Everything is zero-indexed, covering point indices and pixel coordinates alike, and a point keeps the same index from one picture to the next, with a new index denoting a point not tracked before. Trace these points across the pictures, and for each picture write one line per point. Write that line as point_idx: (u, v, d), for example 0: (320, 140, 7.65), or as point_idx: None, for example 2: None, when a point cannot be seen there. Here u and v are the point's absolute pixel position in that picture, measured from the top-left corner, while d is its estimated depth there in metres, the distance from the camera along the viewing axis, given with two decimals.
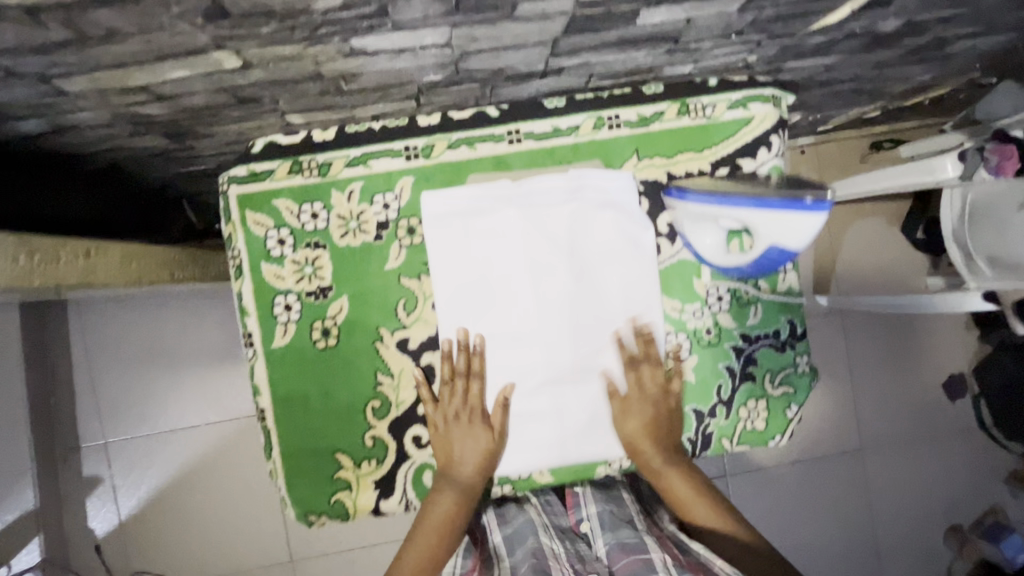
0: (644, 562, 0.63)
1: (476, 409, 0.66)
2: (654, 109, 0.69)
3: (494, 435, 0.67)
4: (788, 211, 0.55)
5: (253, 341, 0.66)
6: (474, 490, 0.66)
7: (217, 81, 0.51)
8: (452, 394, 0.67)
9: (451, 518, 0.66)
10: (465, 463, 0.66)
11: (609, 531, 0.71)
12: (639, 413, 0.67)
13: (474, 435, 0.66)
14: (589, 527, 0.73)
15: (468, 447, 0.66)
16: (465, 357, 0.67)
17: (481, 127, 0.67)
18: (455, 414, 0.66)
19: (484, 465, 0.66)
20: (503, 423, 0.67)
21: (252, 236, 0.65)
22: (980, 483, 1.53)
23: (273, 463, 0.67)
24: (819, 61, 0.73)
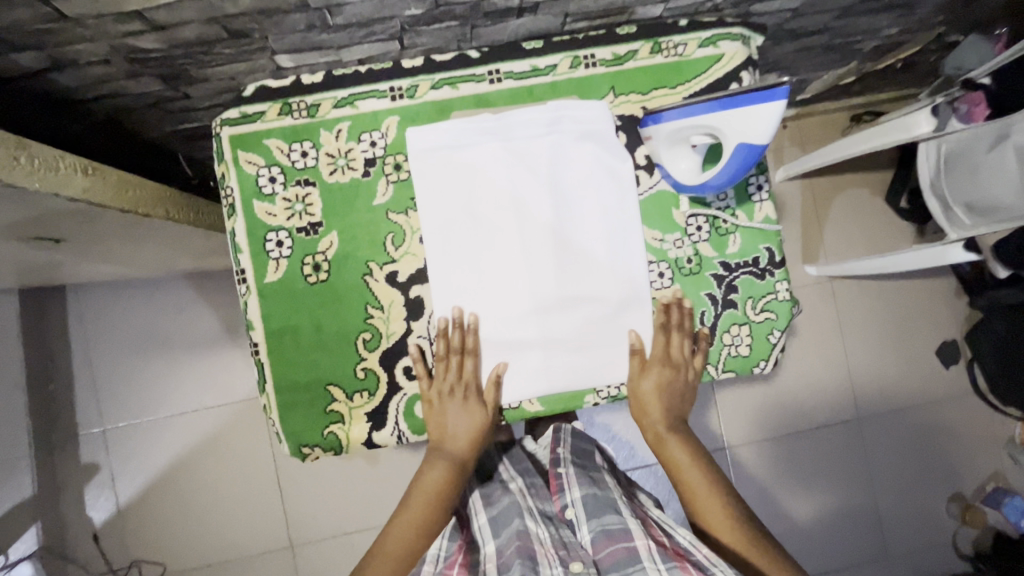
0: (628, 551, 0.62)
1: (471, 385, 0.69)
2: (628, 49, 0.72)
3: (487, 410, 0.69)
4: (746, 104, 0.57)
5: (246, 277, 0.68)
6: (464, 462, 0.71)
7: (208, 8, 0.54)
8: (447, 370, 0.68)
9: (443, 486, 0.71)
10: (457, 437, 0.69)
11: (594, 517, 0.69)
12: (654, 375, 0.70)
13: (467, 411, 0.68)
14: (574, 513, 0.71)
15: (461, 422, 0.69)
16: (460, 335, 0.68)
17: (463, 68, 0.70)
18: (449, 389, 0.68)
19: (474, 438, 0.70)
20: (496, 400, 0.69)
21: (244, 175, 0.68)
22: (980, 449, 1.54)
23: (266, 398, 0.69)
24: (783, 5, 0.77)
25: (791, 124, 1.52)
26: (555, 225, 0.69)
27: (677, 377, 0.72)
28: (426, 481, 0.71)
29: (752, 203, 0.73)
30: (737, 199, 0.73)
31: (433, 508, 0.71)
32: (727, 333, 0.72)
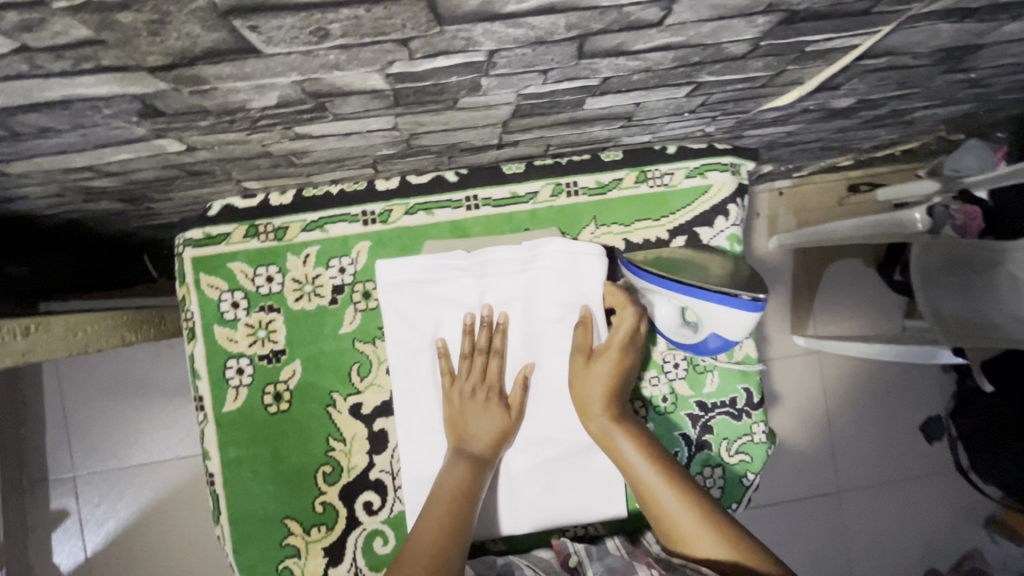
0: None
1: (494, 387, 0.65)
2: (612, 177, 0.70)
3: (510, 415, 0.65)
4: (741, 313, 0.59)
5: (205, 404, 0.66)
6: (485, 465, 0.63)
7: (164, 160, 0.51)
8: (470, 370, 0.66)
9: (464, 484, 0.61)
10: (478, 439, 0.64)
11: (598, 560, 0.62)
12: (603, 364, 0.64)
13: (490, 413, 0.65)
14: (578, 562, 0.63)
15: (482, 424, 0.64)
16: (487, 334, 0.66)
17: (439, 194, 0.68)
18: (470, 390, 0.65)
19: (497, 441, 0.64)
20: (520, 404, 0.66)
21: (206, 300, 0.65)
22: (957, 526, 1.53)
23: (221, 528, 0.67)
24: (777, 130, 0.74)
25: (788, 191, 1.50)
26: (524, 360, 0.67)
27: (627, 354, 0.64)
28: (442, 486, 0.60)
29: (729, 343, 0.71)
30: None
31: (457, 510, 0.58)
32: (700, 475, 0.70)
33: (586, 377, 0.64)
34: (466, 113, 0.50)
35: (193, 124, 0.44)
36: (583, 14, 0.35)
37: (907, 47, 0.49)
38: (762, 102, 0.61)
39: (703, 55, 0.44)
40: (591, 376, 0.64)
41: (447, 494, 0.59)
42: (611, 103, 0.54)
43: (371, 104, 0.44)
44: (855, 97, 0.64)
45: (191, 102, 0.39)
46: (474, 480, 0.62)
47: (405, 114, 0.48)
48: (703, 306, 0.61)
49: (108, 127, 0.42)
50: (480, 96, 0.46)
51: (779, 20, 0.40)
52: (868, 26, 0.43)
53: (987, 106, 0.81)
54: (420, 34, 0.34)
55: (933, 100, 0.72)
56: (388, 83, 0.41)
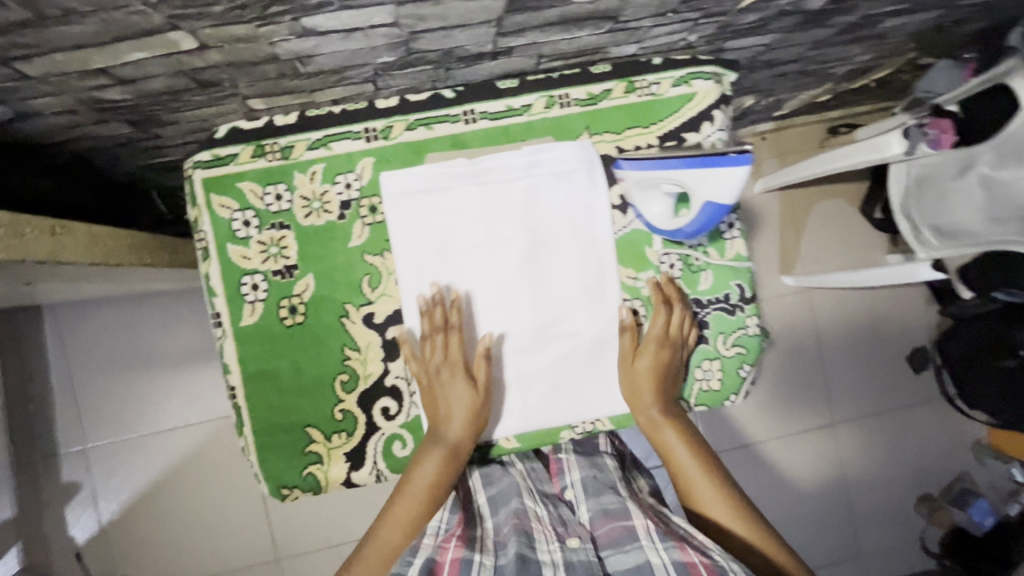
0: (626, 529, 0.63)
1: (458, 365, 0.68)
2: (602, 88, 0.73)
3: (478, 389, 0.68)
4: (727, 175, 0.62)
5: (222, 320, 0.68)
6: (458, 452, 0.67)
7: (176, 64, 0.54)
8: (435, 349, 0.68)
9: (438, 476, 0.66)
10: (451, 420, 0.67)
11: (593, 496, 0.70)
12: (650, 355, 0.70)
13: (459, 390, 0.67)
14: (573, 494, 0.72)
15: (455, 404, 0.67)
16: (443, 311, 0.68)
17: (437, 109, 0.70)
18: (441, 369, 0.68)
19: (470, 422, 0.67)
20: (486, 377, 0.68)
21: (218, 219, 0.68)
22: (947, 451, 1.59)
23: (245, 439, 0.69)
24: (757, 41, 0.78)
25: (770, 136, 1.54)
26: (531, 261, 0.71)
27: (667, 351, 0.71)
28: (420, 476, 0.66)
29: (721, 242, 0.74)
30: (709, 236, 0.74)
31: (430, 501, 0.66)
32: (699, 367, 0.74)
33: (628, 369, 0.71)
34: (463, 4, 0.53)
35: (207, 10, 0.46)
36: None
37: None
38: (739, 0, 0.64)
39: None
40: (635, 365, 0.70)
41: (420, 484, 0.66)
42: None
43: None
44: None
45: None
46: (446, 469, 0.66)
47: (406, 3, 0.51)
48: (695, 177, 0.63)
49: (127, 12, 0.44)
50: None
51: None
52: None
53: (950, 17, 0.85)
54: None
55: (899, 5, 0.76)
56: None
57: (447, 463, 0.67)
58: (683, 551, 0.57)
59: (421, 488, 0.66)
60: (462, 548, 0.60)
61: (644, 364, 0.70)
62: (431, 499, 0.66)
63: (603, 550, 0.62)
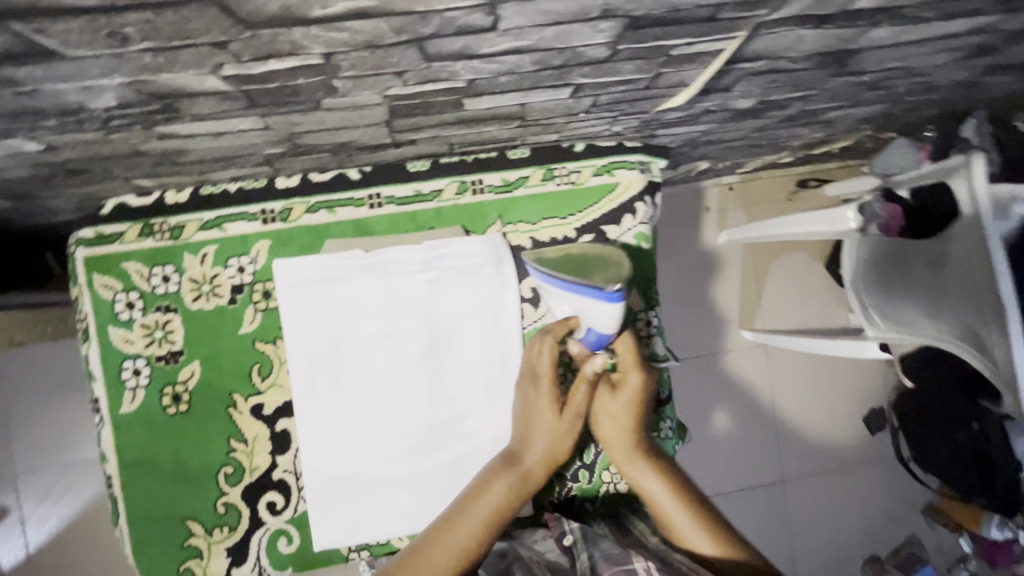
0: (628, 573, 0.60)
1: (556, 384, 0.64)
2: (518, 175, 0.70)
3: (570, 417, 0.63)
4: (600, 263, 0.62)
5: (100, 406, 0.65)
6: (529, 484, 0.62)
7: (29, 159, 0.50)
8: (539, 357, 0.64)
9: (506, 503, 0.61)
10: (535, 446, 0.63)
11: (592, 543, 0.65)
12: (625, 392, 0.65)
13: (551, 413, 0.63)
14: (573, 542, 0.65)
15: (543, 428, 0.63)
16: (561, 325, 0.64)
17: (339, 192, 0.67)
18: (533, 392, 0.65)
19: (548, 462, 0.63)
20: (582, 404, 0.63)
21: (100, 300, 0.64)
22: (897, 513, 1.57)
23: (120, 530, 0.66)
24: (690, 129, 0.74)
25: (737, 186, 1.51)
26: (430, 358, 0.67)
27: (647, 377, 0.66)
28: (488, 499, 0.60)
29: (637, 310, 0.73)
30: None
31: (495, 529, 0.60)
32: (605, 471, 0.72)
33: (609, 402, 0.65)
34: (338, 114, 0.49)
35: (38, 123, 0.42)
36: (405, 19, 0.34)
37: (778, 51, 0.49)
38: (657, 103, 0.61)
39: (564, 58, 0.44)
40: (610, 401, 0.65)
41: (485, 511, 0.59)
42: (493, 104, 0.53)
43: (226, 104, 0.44)
44: (754, 98, 0.64)
45: (22, 102, 0.38)
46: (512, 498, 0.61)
47: (271, 114, 0.47)
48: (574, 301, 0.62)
49: None
50: (342, 97, 0.45)
51: (624, 25, 0.39)
52: (722, 32, 0.43)
53: (900, 108, 0.82)
54: (233, 37, 0.33)
55: (840, 102, 0.72)
56: (230, 85, 0.40)
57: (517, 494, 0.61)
58: None
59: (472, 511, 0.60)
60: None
61: (624, 400, 0.65)
62: (489, 533, 0.59)
63: None
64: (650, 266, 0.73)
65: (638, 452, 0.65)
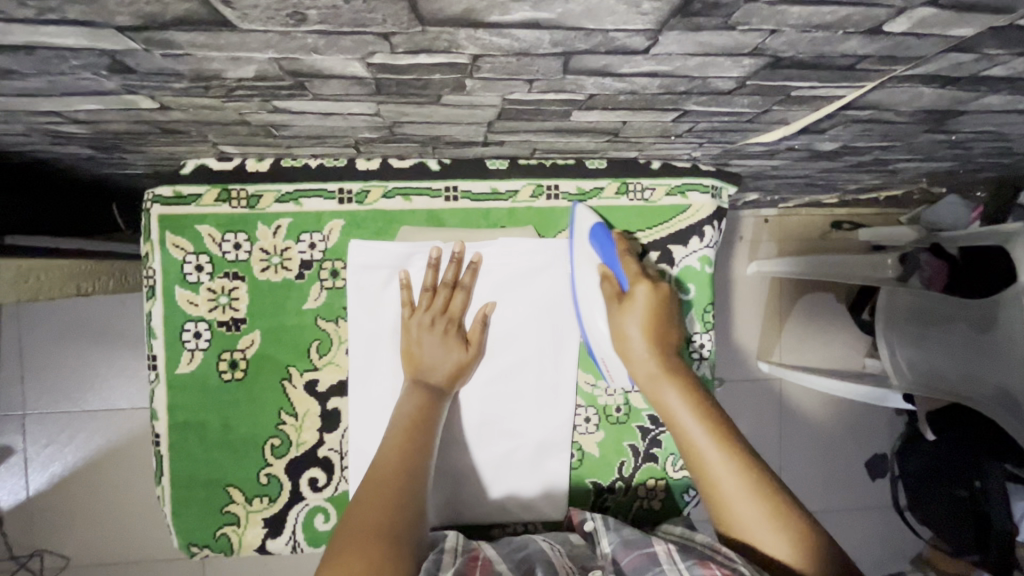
0: (649, 557, 0.57)
1: (454, 320, 0.68)
2: (594, 185, 0.70)
3: (469, 349, 0.68)
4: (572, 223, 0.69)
5: (158, 364, 0.65)
6: (443, 398, 0.66)
7: (136, 115, 0.50)
8: (431, 303, 0.68)
9: (422, 412, 0.64)
10: (434, 369, 0.67)
11: (613, 529, 0.63)
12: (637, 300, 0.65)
13: (448, 344, 0.67)
14: (593, 528, 0.65)
15: (440, 356, 0.67)
16: (455, 269, 0.68)
17: (418, 181, 0.67)
18: (429, 321, 0.67)
19: (455, 375, 0.67)
20: (480, 339, 0.69)
21: (170, 259, 0.65)
22: (886, 559, 1.59)
23: (161, 489, 0.67)
24: (764, 163, 0.75)
25: (773, 220, 1.52)
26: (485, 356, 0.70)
27: (660, 301, 0.66)
28: (400, 412, 0.64)
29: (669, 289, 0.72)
30: None
31: (415, 435, 0.62)
32: (641, 484, 0.72)
33: (624, 320, 0.65)
34: (451, 110, 0.50)
35: (167, 85, 0.43)
36: (569, 34, 0.35)
37: (891, 103, 0.50)
38: (748, 136, 0.61)
39: (690, 85, 0.45)
40: (626, 322, 0.65)
41: (404, 422, 0.63)
42: (598, 118, 0.54)
43: (352, 88, 0.44)
44: (840, 143, 0.65)
45: (165, 64, 0.38)
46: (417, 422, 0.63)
47: (388, 103, 0.47)
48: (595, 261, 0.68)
49: (76, 77, 0.41)
50: (465, 95, 0.46)
51: (765, 63, 0.40)
52: (852, 80, 0.43)
53: (965, 167, 0.83)
54: (403, 30, 0.34)
55: (915, 155, 0.73)
56: (370, 72, 0.40)
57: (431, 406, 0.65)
58: (707, 566, 0.53)
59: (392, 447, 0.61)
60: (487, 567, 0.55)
61: (631, 307, 0.65)
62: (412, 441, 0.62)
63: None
64: (708, 289, 0.74)
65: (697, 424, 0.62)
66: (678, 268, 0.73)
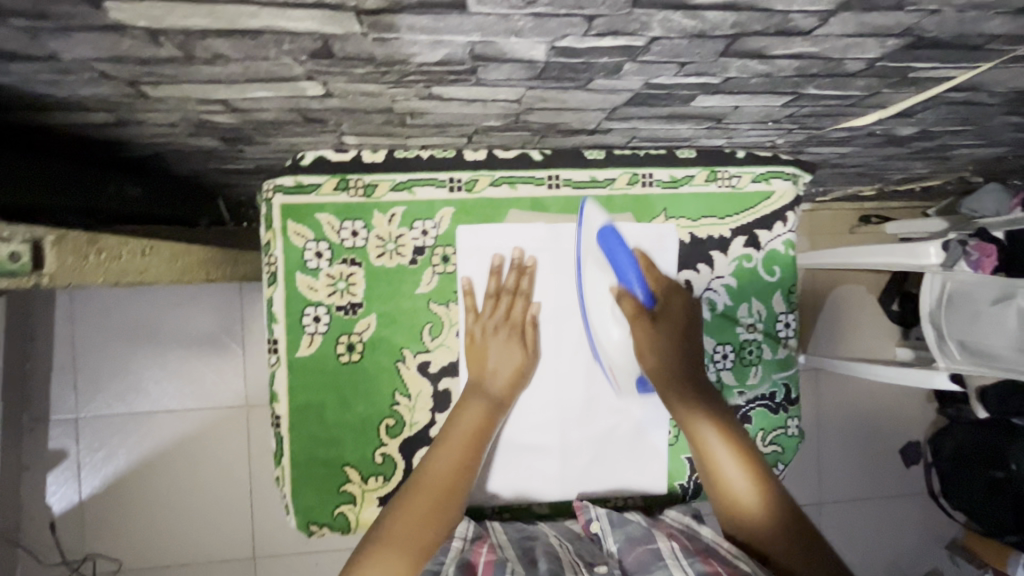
0: (652, 552, 0.62)
1: (517, 326, 0.70)
2: (685, 173, 0.74)
3: (528, 352, 0.71)
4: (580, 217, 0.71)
5: (279, 347, 0.68)
6: (502, 407, 0.69)
7: (293, 103, 0.53)
8: (495, 309, 0.70)
9: (481, 424, 0.67)
10: (499, 377, 0.69)
11: (618, 527, 0.67)
12: (667, 319, 0.73)
13: (510, 350, 0.69)
14: (600, 528, 0.68)
15: (505, 363, 0.69)
16: (515, 276, 0.71)
17: (523, 169, 0.71)
18: (493, 327, 0.70)
19: (514, 379, 0.69)
20: (536, 341, 0.71)
21: (291, 246, 0.68)
22: (922, 544, 1.62)
23: (281, 469, 0.69)
24: (836, 150, 0.79)
25: (804, 215, 1.56)
26: (562, 340, 0.73)
27: (690, 315, 0.74)
28: (457, 424, 0.66)
29: (746, 271, 0.76)
30: (765, 335, 0.77)
31: (471, 447, 0.66)
32: None
33: (649, 329, 0.72)
34: (589, 95, 0.53)
35: (349, 70, 0.46)
36: (754, 15, 0.39)
37: (991, 84, 0.54)
38: (839, 121, 0.66)
39: (822, 68, 0.49)
40: (658, 330, 0.72)
41: (461, 434, 0.66)
42: (715, 103, 0.58)
43: (516, 73, 0.47)
44: (918, 128, 0.70)
45: (367, 48, 0.42)
46: (490, 423, 0.68)
47: (537, 88, 0.51)
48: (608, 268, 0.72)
49: (274, 63, 0.44)
50: (614, 79, 0.50)
51: (906, 44, 0.44)
52: (972, 61, 0.48)
53: (1015, 153, 0.88)
54: (610, 12, 0.37)
55: (978, 140, 0.78)
56: (548, 55, 0.44)
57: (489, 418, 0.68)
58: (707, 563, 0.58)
59: (462, 440, 0.66)
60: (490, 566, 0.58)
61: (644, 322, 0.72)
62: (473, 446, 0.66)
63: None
64: (792, 272, 0.78)
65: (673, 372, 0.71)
66: (764, 252, 0.77)
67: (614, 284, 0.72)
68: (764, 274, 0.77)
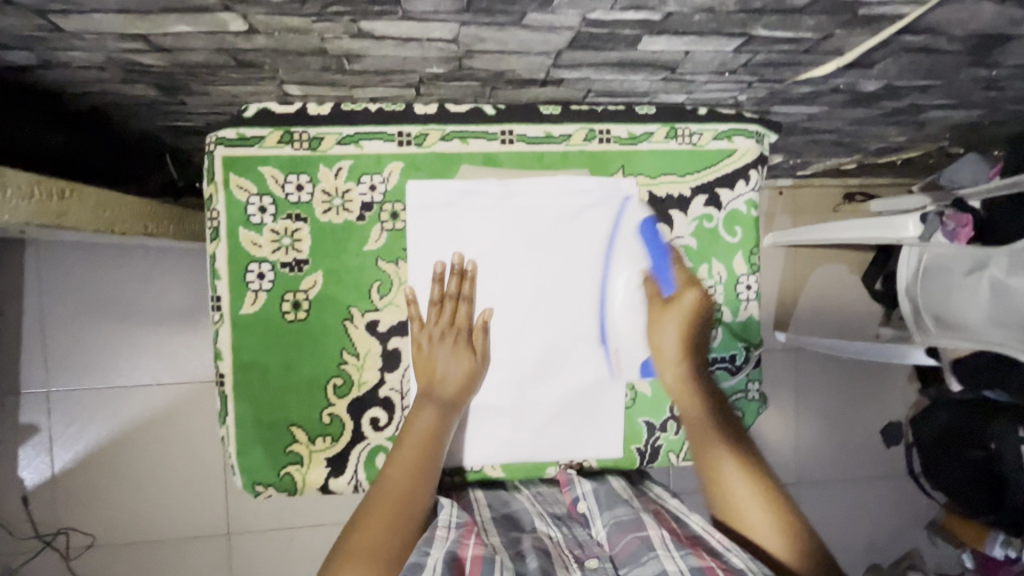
0: (642, 541, 0.61)
1: (461, 331, 0.69)
2: (644, 129, 0.72)
3: (476, 356, 0.69)
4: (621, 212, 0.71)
5: (221, 305, 0.67)
6: (455, 408, 0.67)
7: (219, 42, 0.51)
8: (439, 317, 0.68)
9: (434, 429, 0.65)
10: (447, 383, 0.67)
11: (607, 509, 0.68)
12: (678, 321, 0.71)
13: (457, 356, 0.68)
14: (586, 507, 0.69)
15: (451, 369, 0.67)
16: (457, 280, 0.69)
17: (475, 123, 0.69)
18: (439, 334, 0.68)
19: (464, 384, 0.68)
20: (485, 346, 0.70)
21: (233, 200, 0.66)
22: (903, 526, 1.62)
23: (226, 429, 0.68)
24: (803, 109, 0.77)
25: (787, 192, 1.53)
26: (520, 297, 0.71)
27: (701, 315, 0.73)
28: (413, 429, 0.65)
29: (706, 230, 0.74)
30: (725, 296, 0.75)
31: (424, 453, 0.64)
32: None
33: (664, 324, 0.71)
34: (528, 34, 0.51)
35: None
36: None
37: (948, 25, 0.52)
38: (799, 72, 0.63)
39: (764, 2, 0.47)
40: (668, 325, 0.71)
41: (414, 439, 0.64)
42: (663, 47, 0.56)
43: (443, 4, 0.45)
44: (882, 82, 0.67)
45: None
46: (441, 424, 0.65)
47: (470, 24, 0.49)
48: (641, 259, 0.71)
49: None
50: (548, 14, 0.48)
51: None
52: None
53: (991, 117, 0.86)
54: None
55: (948, 100, 0.76)
56: None
57: (440, 420, 0.66)
58: (700, 556, 0.57)
59: (418, 443, 0.64)
60: (481, 547, 0.57)
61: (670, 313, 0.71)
62: (429, 451, 0.64)
63: (623, 568, 0.62)
64: (754, 232, 0.76)
65: (680, 366, 0.71)
66: (726, 212, 0.75)
67: (643, 272, 0.71)
68: (725, 234, 0.75)
